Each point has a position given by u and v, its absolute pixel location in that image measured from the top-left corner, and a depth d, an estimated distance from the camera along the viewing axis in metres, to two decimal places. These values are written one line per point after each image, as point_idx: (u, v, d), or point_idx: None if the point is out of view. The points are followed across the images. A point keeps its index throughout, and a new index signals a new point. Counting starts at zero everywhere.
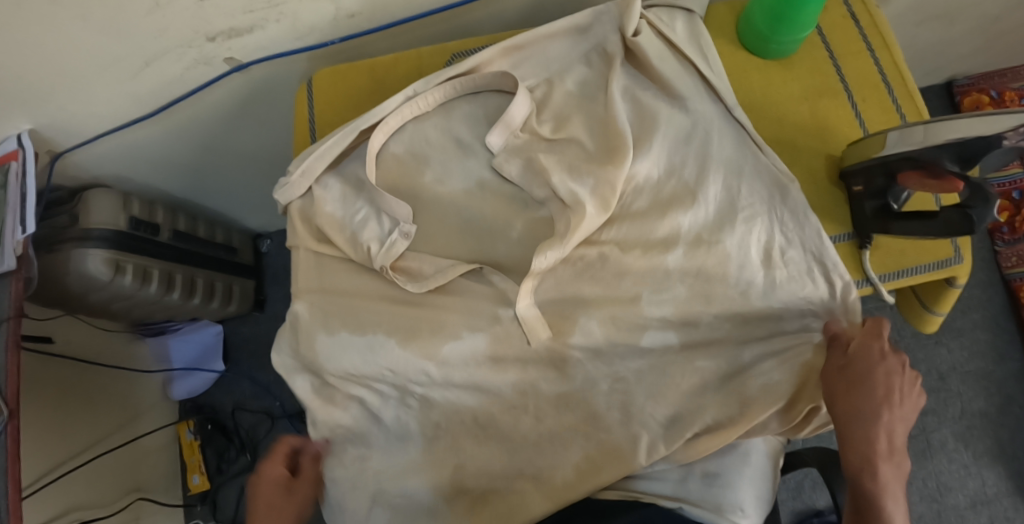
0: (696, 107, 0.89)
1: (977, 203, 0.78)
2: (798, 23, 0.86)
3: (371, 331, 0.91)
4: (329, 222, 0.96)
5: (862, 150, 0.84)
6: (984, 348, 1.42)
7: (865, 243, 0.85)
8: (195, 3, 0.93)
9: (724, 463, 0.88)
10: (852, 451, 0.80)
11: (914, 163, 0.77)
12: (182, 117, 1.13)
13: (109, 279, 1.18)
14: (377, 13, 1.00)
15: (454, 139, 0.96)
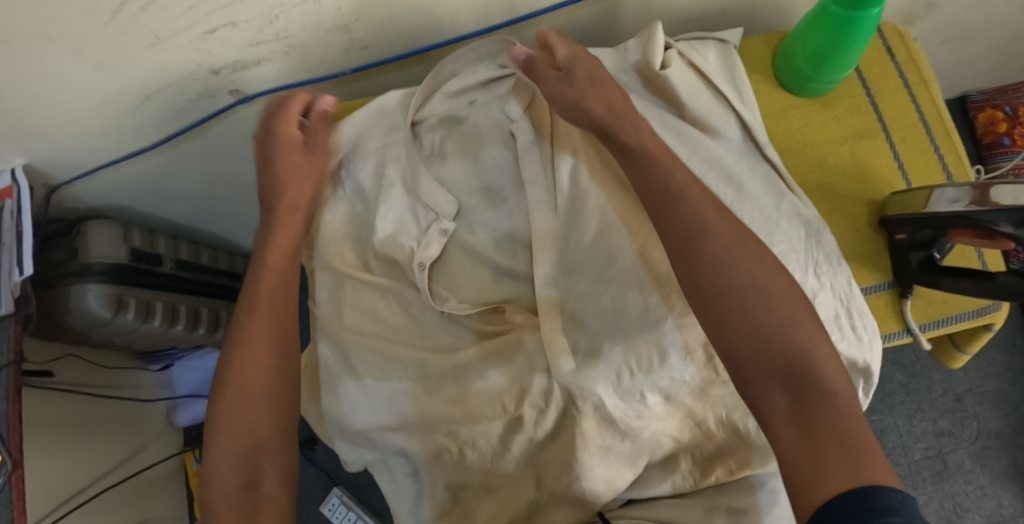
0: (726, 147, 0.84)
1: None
2: (839, 66, 0.82)
3: (396, 380, 0.88)
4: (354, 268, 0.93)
5: (904, 201, 0.80)
6: (1000, 369, 1.36)
7: (907, 294, 0.81)
8: (200, 37, 0.88)
9: (752, 500, 0.85)
10: (731, 355, 0.73)
11: (967, 223, 0.74)
12: (183, 147, 1.08)
13: (110, 316, 1.14)
14: (391, 44, 0.94)
15: (482, 187, 0.91)
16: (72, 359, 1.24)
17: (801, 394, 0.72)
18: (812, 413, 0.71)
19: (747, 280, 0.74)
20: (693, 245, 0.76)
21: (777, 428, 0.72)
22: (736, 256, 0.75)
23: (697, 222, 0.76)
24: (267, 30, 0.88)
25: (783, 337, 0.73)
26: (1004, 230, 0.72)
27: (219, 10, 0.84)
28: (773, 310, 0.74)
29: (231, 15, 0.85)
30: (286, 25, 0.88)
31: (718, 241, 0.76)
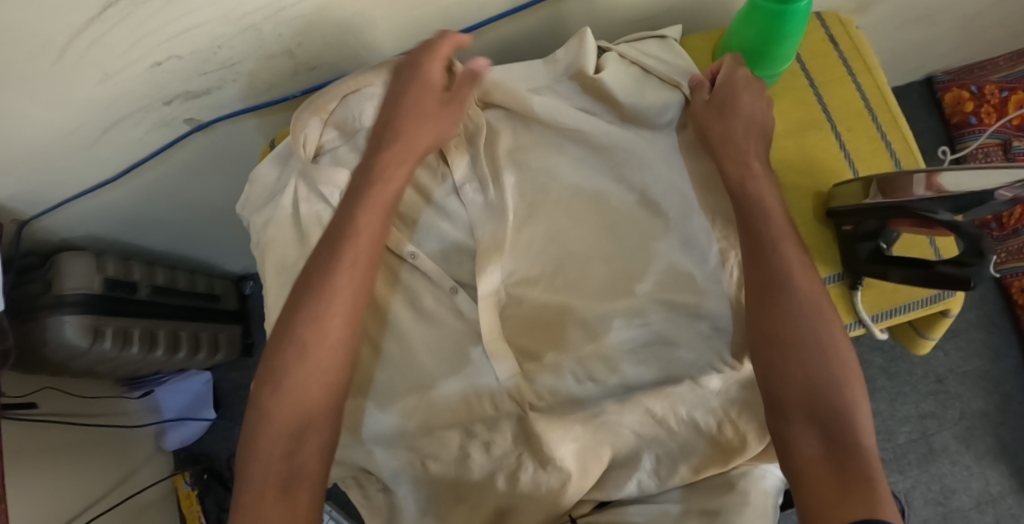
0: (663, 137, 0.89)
1: (974, 260, 0.73)
2: (776, 60, 0.85)
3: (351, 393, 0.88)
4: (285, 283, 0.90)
5: (848, 191, 0.80)
6: (980, 348, 1.35)
7: (857, 285, 0.81)
8: (147, 70, 0.88)
9: (724, 501, 0.80)
10: (788, 389, 0.76)
11: (905, 212, 0.73)
12: (147, 177, 1.09)
13: (87, 345, 1.16)
14: (336, 65, 0.96)
15: (427, 197, 0.91)
16: (51, 391, 1.25)
17: (834, 445, 0.74)
18: (846, 462, 0.73)
19: (822, 335, 0.77)
20: (779, 291, 0.78)
21: (801, 472, 0.74)
22: (820, 317, 0.78)
23: (782, 268, 0.79)
24: (213, 60, 0.89)
25: (832, 391, 0.75)
26: (942, 217, 0.72)
27: (164, 42, 0.85)
28: (834, 364, 0.76)
29: (175, 47, 0.86)
30: (230, 54, 0.89)
31: (800, 294, 0.78)
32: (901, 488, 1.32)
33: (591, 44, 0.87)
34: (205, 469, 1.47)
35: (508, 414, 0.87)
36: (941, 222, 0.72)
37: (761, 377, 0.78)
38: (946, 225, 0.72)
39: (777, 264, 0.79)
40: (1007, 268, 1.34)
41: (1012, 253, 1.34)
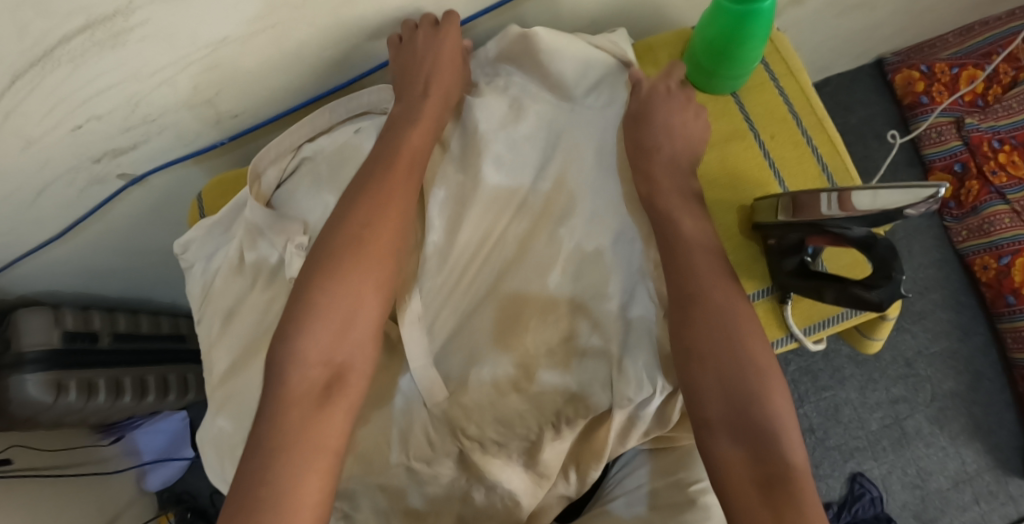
0: (581, 104, 0.89)
1: (881, 281, 0.73)
2: (740, 61, 0.82)
3: None
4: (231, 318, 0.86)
5: (768, 205, 0.80)
6: (947, 327, 1.35)
7: (786, 299, 0.81)
8: (69, 132, 0.88)
9: (685, 516, 0.86)
10: (711, 402, 0.75)
11: (820, 230, 0.74)
12: (92, 232, 1.09)
13: (51, 400, 1.16)
14: (260, 108, 0.96)
15: None
16: (21, 448, 1.25)
17: (760, 461, 0.73)
18: (769, 476, 0.72)
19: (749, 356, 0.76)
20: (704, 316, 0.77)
21: (731, 493, 0.73)
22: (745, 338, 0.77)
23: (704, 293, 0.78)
24: (132, 116, 0.89)
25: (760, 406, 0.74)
26: (856, 233, 0.72)
27: (79, 106, 0.85)
28: (760, 388, 0.75)
29: (93, 109, 0.86)
30: (148, 110, 0.89)
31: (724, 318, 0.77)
32: (877, 474, 1.31)
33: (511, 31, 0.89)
34: (189, 507, 1.47)
35: (447, 451, 0.83)
36: (855, 238, 0.72)
37: (683, 392, 0.77)
38: (860, 241, 0.73)
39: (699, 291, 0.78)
40: (968, 246, 1.33)
41: (973, 230, 1.33)
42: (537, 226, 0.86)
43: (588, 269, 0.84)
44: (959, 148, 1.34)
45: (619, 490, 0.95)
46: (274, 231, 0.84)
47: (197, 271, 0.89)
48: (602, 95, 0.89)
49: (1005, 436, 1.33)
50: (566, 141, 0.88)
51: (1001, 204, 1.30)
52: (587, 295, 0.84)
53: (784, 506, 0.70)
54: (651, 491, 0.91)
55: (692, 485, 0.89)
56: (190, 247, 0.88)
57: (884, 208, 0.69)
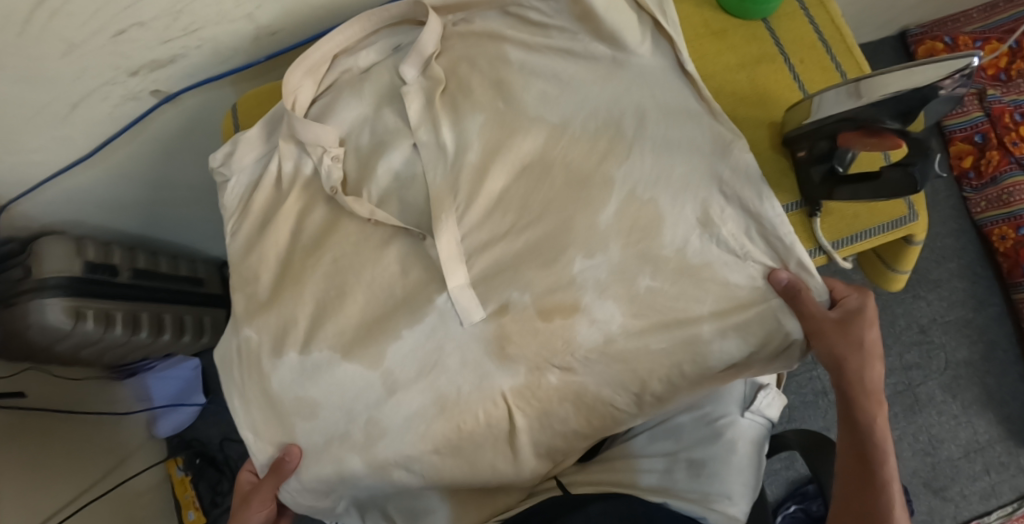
0: (640, 53, 0.82)
1: (917, 158, 0.74)
2: None
3: (322, 347, 0.81)
4: (266, 223, 0.86)
5: (796, 116, 0.81)
6: (962, 297, 1.36)
7: (815, 211, 0.82)
8: (111, 39, 0.89)
9: (711, 451, 0.85)
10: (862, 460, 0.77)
11: (852, 123, 0.75)
12: (121, 155, 1.09)
13: (70, 327, 1.16)
14: (297, 27, 0.97)
15: (382, 129, 0.86)
16: (37, 382, 1.24)
17: None
18: None
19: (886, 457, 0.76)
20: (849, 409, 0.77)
21: None
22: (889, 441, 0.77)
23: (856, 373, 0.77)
24: (174, 26, 0.90)
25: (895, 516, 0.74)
26: (890, 125, 0.73)
27: (123, 10, 0.86)
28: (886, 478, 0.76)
29: (136, 15, 0.87)
30: (191, 20, 0.90)
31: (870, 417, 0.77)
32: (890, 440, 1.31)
33: None
34: (197, 453, 1.47)
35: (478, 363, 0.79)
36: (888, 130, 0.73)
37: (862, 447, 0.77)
38: (896, 133, 0.74)
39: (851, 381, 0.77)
40: (986, 217, 1.34)
41: (992, 200, 1.34)
42: (593, 165, 0.80)
43: (648, 217, 0.78)
44: (982, 118, 1.35)
45: (641, 426, 0.90)
46: (309, 141, 0.85)
47: (236, 184, 0.88)
48: (657, 57, 0.82)
49: (1017, 409, 1.34)
50: (638, 89, 0.81)
51: (1021, 176, 1.31)
52: (640, 235, 0.78)
53: None
54: (677, 425, 0.88)
55: (719, 419, 0.87)
56: (228, 158, 0.87)
57: (917, 89, 0.70)
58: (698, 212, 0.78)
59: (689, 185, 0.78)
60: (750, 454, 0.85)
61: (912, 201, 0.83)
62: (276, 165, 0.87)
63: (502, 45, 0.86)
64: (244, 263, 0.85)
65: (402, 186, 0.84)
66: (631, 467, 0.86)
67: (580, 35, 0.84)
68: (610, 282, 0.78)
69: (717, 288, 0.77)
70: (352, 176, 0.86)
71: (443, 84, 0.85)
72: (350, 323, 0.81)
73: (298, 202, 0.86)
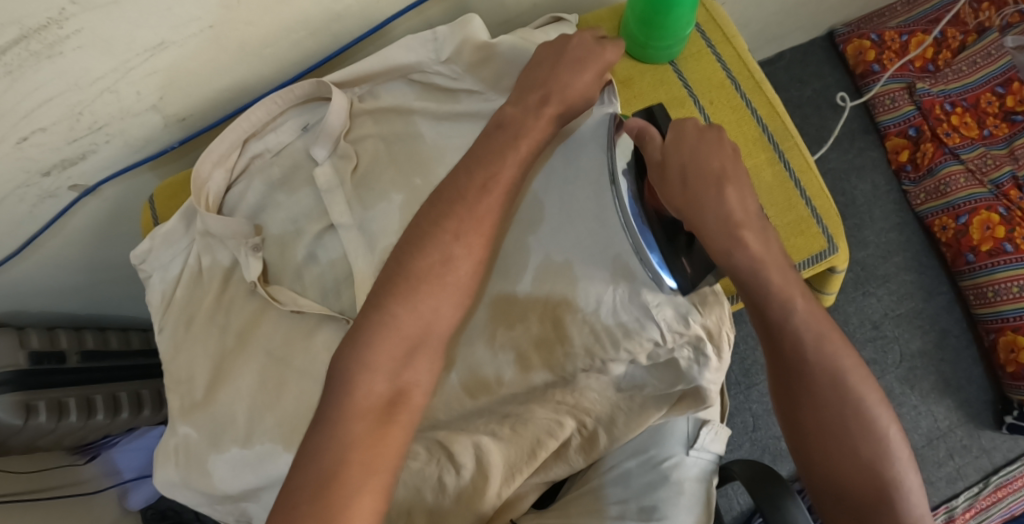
0: None
1: None
2: (669, 31, 0.84)
3: (259, 441, 0.81)
4: (191, 318, 0.86)
5: None
6: (911, 289, 1.37)
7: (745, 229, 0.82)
8: (14, 146, 0.87)
9: (658, 495, 0.84)
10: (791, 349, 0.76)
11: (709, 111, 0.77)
12: (50, 246, 1.07)
13: (21, 423, 1.16)
14: (208, 111, 0.96)
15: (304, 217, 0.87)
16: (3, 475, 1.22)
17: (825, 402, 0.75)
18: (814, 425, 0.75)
19: (838, 352, 0.75)
20: (773, 324, 0.76)
21: (818, 433, 0.75)
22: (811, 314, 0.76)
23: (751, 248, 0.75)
24: (78, 127, 0.88)
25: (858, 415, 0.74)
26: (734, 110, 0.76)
27: (22, 118, 0.84)
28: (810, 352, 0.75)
29: (37, 122, 0.85)
30: (94, 119, 0.88)
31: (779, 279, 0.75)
32: None
33: (475, 26, 0.86)
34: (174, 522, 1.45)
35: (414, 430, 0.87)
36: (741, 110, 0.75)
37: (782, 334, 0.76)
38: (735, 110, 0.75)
39: (734, 225, 0.74)
40: (926, 209, 1.36)
41: (930, 192, 1.35)
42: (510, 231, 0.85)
43: (561, 284, 0.83)
44: (913, 112, 1.36)
45: (591, 474, 0.90)
46: (229, 237, 0.86)
47: (155, 282, 0.87)
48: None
49: (973, 392, 1.36)
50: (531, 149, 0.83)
51: (956, 164, 1.33)
52: (556, 301, 0.84)
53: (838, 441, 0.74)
54: (624, 472, 0.88)
55: (664, 462, 0.86)
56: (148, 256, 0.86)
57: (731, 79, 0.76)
58: (605, 271, 0.81)
59: (587, 241, 0.81)
60: (698, 492, 0.85)
61: (831, 234, 0.86)
62: (198, 258, 0.87)
63: (412, 119, 0.89)
64: (171, 359, 0.85)
65: (323, 270, 0.86)
66: (580, 511, 0.85)
67: (488, 95, 0.88)
68: (529, 347, 0.86)
69: (634, 342, 0.83)
70: (272, 264, 0.87)
71: (354, 162, 0.87)
72: (279, 415, 0.81)
73: (223, 296, 0.86)
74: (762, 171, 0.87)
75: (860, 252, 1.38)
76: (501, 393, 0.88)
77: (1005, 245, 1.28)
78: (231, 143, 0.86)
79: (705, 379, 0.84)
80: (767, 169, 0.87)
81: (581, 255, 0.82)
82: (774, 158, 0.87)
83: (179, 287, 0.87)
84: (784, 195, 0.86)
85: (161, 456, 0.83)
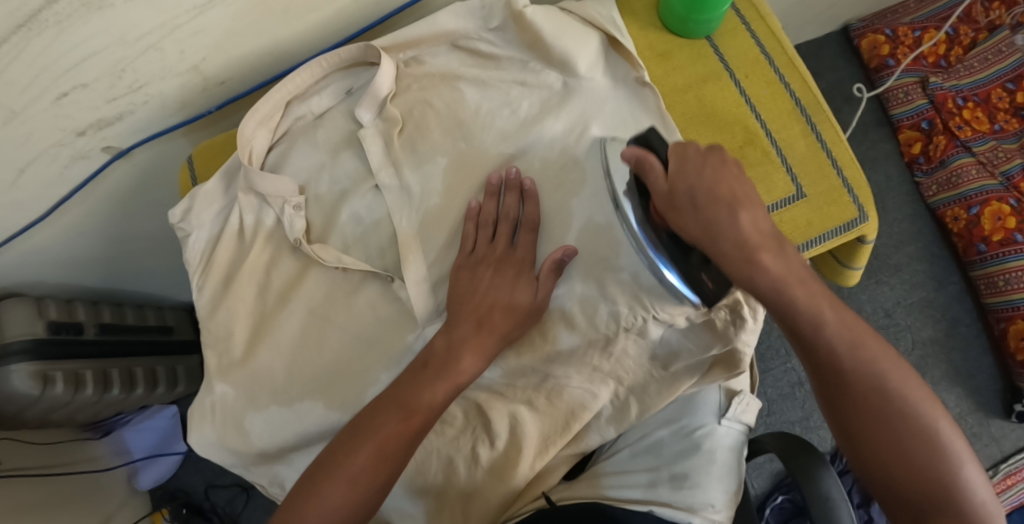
0: (587, 77, 0.88)
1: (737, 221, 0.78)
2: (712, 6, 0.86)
3: (298, 401, 0.84)
4: (231, 276, 0.87)
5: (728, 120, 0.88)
6: (922, 278, 1.40)
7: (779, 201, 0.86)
8: (54, 103, 0.87)
9: (690, 463, 0.85)
10: (821, 356, 0.74)
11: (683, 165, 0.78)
12: (76, 213, 1.07)
13: (38, 394, 1.14)
14: (247, 76, 0.97)
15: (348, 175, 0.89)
16: (14, 447, 1.21)
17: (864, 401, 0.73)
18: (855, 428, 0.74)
19: (875, 356, 0.73)
20: (803, 335, 0.74)
21: (861, 438, 0.73)
22: (841, 319, 0.74)
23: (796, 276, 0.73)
24: (119, 85, 0.89)
25: (901, 407, 0.72)
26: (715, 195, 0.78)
27: (65, 73, 0.84)
28: (844, 355, 0.73)
29: (79, 77, 0.85)
30: (135, 77, 0.89)
31: (799, 295, 0.73)
32: None
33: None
34: (184, 503, 1.44)
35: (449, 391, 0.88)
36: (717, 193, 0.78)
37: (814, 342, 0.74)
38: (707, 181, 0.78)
39: (750, 249, 0.73)
40: (938, 200, 1.38)
41: (942, 183, 1.38)
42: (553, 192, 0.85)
43: (604, 246, 0.82)
44: (925, 105, 1.39)
45: (621, 443, 0.90)
46: (270, 195, 0.87)
47: (195, 240, 0.89)
48: (604, 75, 0.89)
49: (983, 380, 1.38)
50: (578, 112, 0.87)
51: (968, 157, 1.36)
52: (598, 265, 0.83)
53: (878, 439, 0.73)
54: (656, 441, 0.88)
55: (697, 431, 0.87)
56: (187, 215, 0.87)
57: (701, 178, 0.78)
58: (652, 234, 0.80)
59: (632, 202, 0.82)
60: (731, 462, 0.86)
61: (863, 204, 0.87)
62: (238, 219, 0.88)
63: (455, 85, 0.91)
64: (214, 314, 0.86)
65: (364, 230, 0.88)
66: (614, 481, 0.86)
67: (532, 63, 0.90)
68: (575, 310, 0.84)
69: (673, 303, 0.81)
70: (316, 225, 0.88)
71: (399, 124, 0.89)
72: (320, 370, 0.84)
73: (263, 255, 0.88)
74: (795, 142, 0.88)
75: (874, 241, 1.40)
76: (548, 351, 0.85)
77: (1016, 236, 1.31)
78: (275, 104, 0.89)
79: (742, 342, 0.83)
80: (800, 142, 0.88)
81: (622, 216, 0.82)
82: (807, 131, 0.89)
83: (219, 245, 0.88)
84: (817, 166, 0.88)
85: (196, 414, 0.84)
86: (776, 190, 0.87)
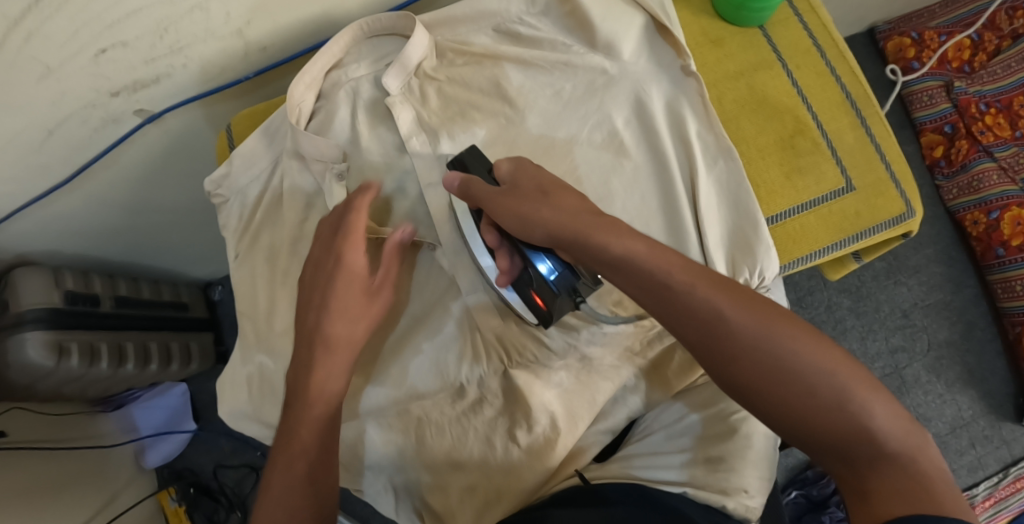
0: (628, 58, 0.88)
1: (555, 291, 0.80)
2: None
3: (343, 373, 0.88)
4: (274, 245, 0.90)
5: (777, 109, 0.89)
6: (940, 281, 1.41)
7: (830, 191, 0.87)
8: (91, 60, 0.84)
9: (726, 446, 0.80)
10: (688, 325, 0.71)
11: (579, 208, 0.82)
12: (101, 179, 1.04)
13: (53, 365, 1.11)
14: (288, 43, 0.96)
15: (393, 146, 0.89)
16: (22, 421, 1.18)
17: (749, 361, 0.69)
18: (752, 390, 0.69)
19: (734, 312, 0.70)
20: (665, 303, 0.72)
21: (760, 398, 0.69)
22: (694, 287, 0.71)
23: (678, 287, 0.71)
24: (159, 45, 0.87)
25: (782, 354, 0.68)
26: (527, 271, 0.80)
27: (106, 29, 0.82)
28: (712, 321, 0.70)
29: (119, 34, 0.83)
30: (177, 38, 0.87)
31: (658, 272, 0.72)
32: None
33: None
34: (191, 483, 1.43)
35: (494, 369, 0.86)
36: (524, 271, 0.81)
37: (676, 313, 0.71)
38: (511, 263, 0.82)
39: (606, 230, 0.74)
40: (959, 203, 1.40)
41: (963, 187, 1.39)
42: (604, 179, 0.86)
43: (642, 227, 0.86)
44: (949, 110, 1.40)
45: (655, 424, 0.87)
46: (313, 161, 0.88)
47: (232, 206, 0.92)
48: (647, 61, 0.89)
49: (997, 384, 1.38)
50: (629, 97, 0.88)
51: (989, 162, 1.37)
52: None
53: (779, 395, 0.68)
54: (691, 424, 0.84)
55: (734, 414, 0.82)
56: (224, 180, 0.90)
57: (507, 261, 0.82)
58: (691, 215, 0.85)
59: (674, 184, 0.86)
60: (767, 449, 0.80)
61: (909, 198, 0.88)
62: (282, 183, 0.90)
63: (500, 63, 0.90)
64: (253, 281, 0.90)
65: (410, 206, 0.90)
66: (644, 462, 0.82)
67: (575, 46, 0.89)
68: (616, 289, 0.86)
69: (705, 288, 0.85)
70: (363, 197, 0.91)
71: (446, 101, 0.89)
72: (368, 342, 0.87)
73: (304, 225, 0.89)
74: (844, 135, 0.89)
75: None
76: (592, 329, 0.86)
77: None
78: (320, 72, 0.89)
79: None
80: (849, 134, 0.89)
81: (660, 202, 0.86)
82: (856, 124, 0.90)
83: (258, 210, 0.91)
84: (866, 159, 0.88)
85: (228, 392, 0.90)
86: (825, 180, 0.87)
